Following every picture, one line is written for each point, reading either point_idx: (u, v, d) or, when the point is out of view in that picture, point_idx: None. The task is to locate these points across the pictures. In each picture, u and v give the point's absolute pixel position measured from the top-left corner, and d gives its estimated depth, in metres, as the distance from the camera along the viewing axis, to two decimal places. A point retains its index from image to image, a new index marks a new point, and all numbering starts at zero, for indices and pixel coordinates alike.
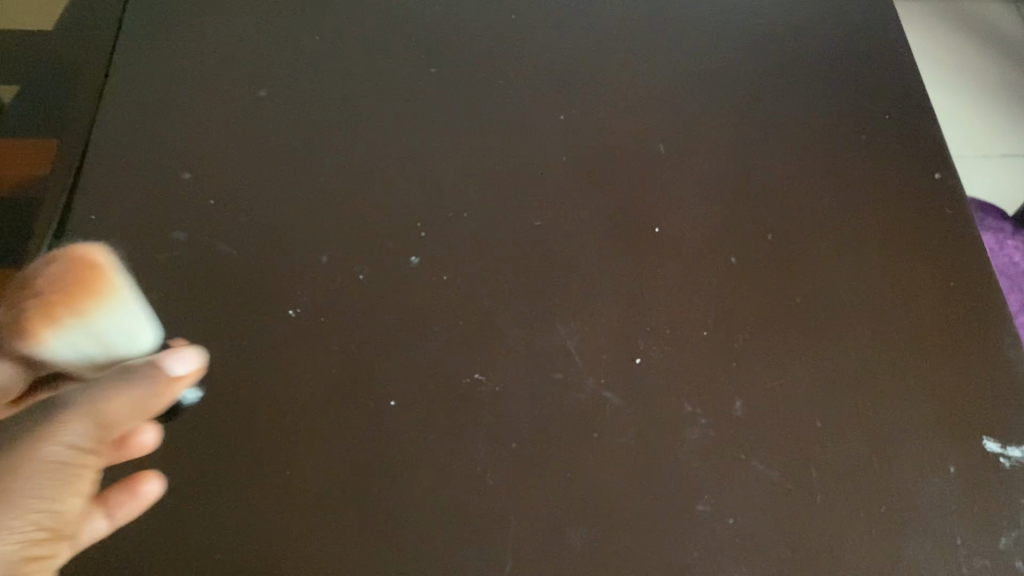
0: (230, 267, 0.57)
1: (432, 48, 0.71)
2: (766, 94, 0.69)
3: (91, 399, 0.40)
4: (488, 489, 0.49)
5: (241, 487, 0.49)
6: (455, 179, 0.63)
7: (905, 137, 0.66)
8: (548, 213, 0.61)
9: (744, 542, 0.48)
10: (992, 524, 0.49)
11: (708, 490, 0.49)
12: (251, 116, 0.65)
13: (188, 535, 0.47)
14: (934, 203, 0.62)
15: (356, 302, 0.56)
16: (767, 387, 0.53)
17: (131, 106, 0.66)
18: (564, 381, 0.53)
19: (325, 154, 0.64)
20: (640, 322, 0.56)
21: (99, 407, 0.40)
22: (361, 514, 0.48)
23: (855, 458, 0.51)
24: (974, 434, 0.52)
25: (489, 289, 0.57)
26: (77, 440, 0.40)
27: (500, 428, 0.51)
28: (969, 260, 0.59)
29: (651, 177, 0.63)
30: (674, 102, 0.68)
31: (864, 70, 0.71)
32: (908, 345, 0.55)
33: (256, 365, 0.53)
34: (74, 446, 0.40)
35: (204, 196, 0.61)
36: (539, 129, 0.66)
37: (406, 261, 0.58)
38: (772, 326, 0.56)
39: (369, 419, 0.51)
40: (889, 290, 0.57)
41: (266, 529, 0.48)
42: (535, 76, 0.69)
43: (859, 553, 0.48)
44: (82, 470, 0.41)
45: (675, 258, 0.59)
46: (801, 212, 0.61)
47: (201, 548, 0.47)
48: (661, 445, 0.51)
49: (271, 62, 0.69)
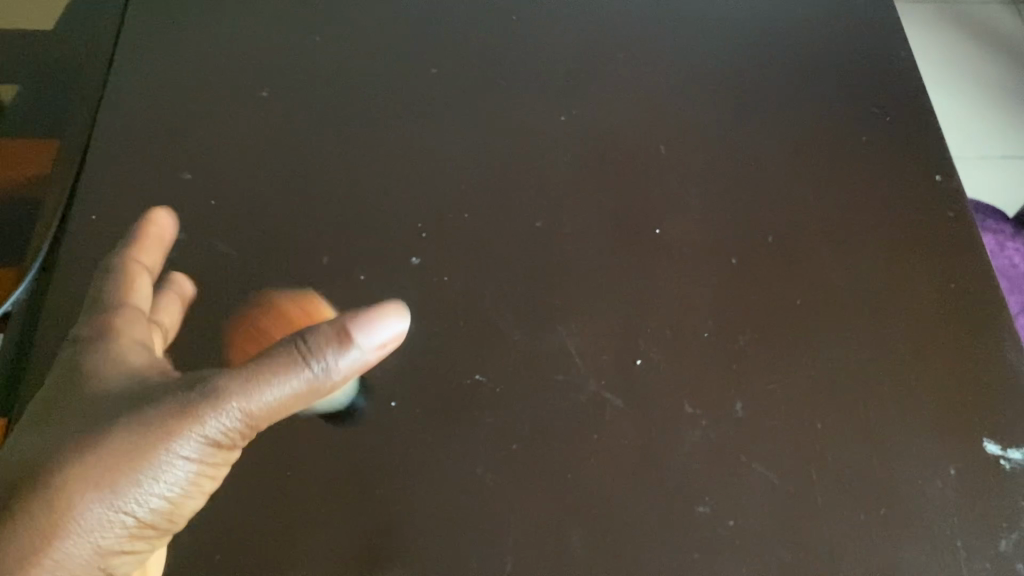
0: (231, 267, 0.57)
1: (434, 48, 0.71)
2: (768, 95, 0.69)
3: (244, 396, 0.40)
4: (488, 491, 0.49)
5: (243, 491, 0.49)
6: (456, 180, 0.63)
7: (906, 138, 0.66)
8: (550, 214, 0.61)
9: (744, 545, 0.48)
10: (993, 527, 0.49)
11: (708, 492, 0.49)
12: (253, 117, 0.65)
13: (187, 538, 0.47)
14: (935, 205, 0.62)
15: (357, 303, 0.56)
16: (768, 389, 0.53)
17: (132, 107, 0.66)
18: (565, 382, 0.53)
19: (327, 154, 0.64)
20: (641, 323, 0.56)
21: (246, 407, 0.40)
22: (361, 516, 0.48)
23: (855, 460, 0.51)
24: (975, 436, 0.52)
25: (490, 290, 0.57)
26: (220, 436, 0.41)
27: (501, 429, 0.51)
28: (970, 262, 0.59)
29: (653, 177, 0.63)
30: (675, 103, 0.68)
31: (865, 71, 0.71)
32: (909, 347, 0.55)
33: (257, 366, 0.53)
34: (213, 440, 0.41)
35: (206, 197, 0.61)
36: (541, 130, 0.66)
37: (407, 262, 0.58)
38: (773, 328, 0.56)
39: (370, 420, 0.51)
40: (890, 292, 0.57)
41: (268, 532, 0.48)
42: (536, 77, 0.69)
43: (859, 555, 0.48)
44: (217, 456, 0.42)
45: (677, 259, 0.59)
46: (803, 213, 0.61)
47: (200, 551, 0.47)
48: (661, 446, 0.51)
49: (273, 62, 0.69)
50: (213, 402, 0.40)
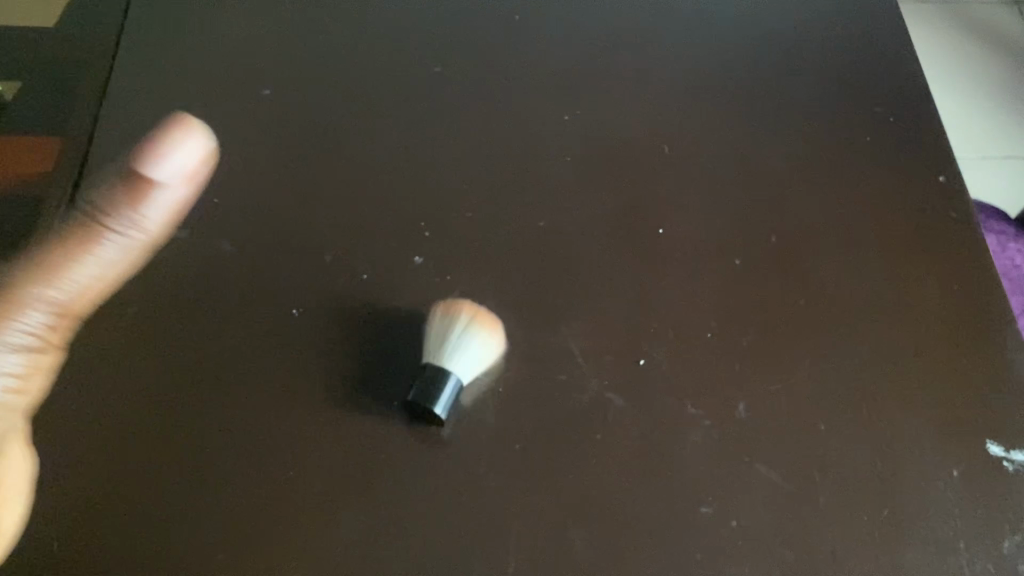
0: (235, 266, 0.57)
1: (437, 47, 0.71)
2: (771, 95, 0.69)
3: (41, 283, 0.33)
4: (491, 491, 0.49)
5: (246, 488, 0.48)
6: (458, 179, 0.63)
7: (909, 139, 0.66)
8: (552, 214, 0.61)
9: (748, 545, 0.47)
10: (996, 529, 0.49)
11: (711, 493, 0.49)
12: (257, 115, 0.65)
13: (184, 531, 0.47)
14: (937, 207, 0.62)
15: (360, 303, 0.56)
16: (772, 390, 0.53)
17: (134, 105, 0.66)
18: (567, 382, 0.53)
19: (329, 153, 0.63)
20: (644, 325, 0.56)
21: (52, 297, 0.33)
22: (364, 515, 0.48)
23: (859, 461, 0.50)
24: (978, 438, 0.52)
25: (493, 289, 0.57)
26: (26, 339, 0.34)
27: (504, 429, 0.51)
28: (972, 264, 0.59)
29: (656, 177, 0.63)
30: (678, 102, 0.68)
31: (867, 73, 0.71)
32: (911, 348, 0.55)
33: (260, 365, 0.53)
34: (18, 342, 0.34)
35: (208, 194, 0.61)
36: (544, 129, 0.66)
37: (410, 261, 0.58)
38: (776, 328, 0.56)
39: (373, 419, 0.51)
40: (893, 293, 0.57)
41: (272, 529, 0.47)
42: (540, 76, 0.69)
43: (864, 556, 0.47)
44: (32, 361, 0.34)
45: (680, 259, 0.59)
46: (806, 213, 0.61)
47: (197, 544, 0.46)
48: (665, 447, 0.51)
49: (276, 61, 0.69)
50: (12, 293, 0.33)
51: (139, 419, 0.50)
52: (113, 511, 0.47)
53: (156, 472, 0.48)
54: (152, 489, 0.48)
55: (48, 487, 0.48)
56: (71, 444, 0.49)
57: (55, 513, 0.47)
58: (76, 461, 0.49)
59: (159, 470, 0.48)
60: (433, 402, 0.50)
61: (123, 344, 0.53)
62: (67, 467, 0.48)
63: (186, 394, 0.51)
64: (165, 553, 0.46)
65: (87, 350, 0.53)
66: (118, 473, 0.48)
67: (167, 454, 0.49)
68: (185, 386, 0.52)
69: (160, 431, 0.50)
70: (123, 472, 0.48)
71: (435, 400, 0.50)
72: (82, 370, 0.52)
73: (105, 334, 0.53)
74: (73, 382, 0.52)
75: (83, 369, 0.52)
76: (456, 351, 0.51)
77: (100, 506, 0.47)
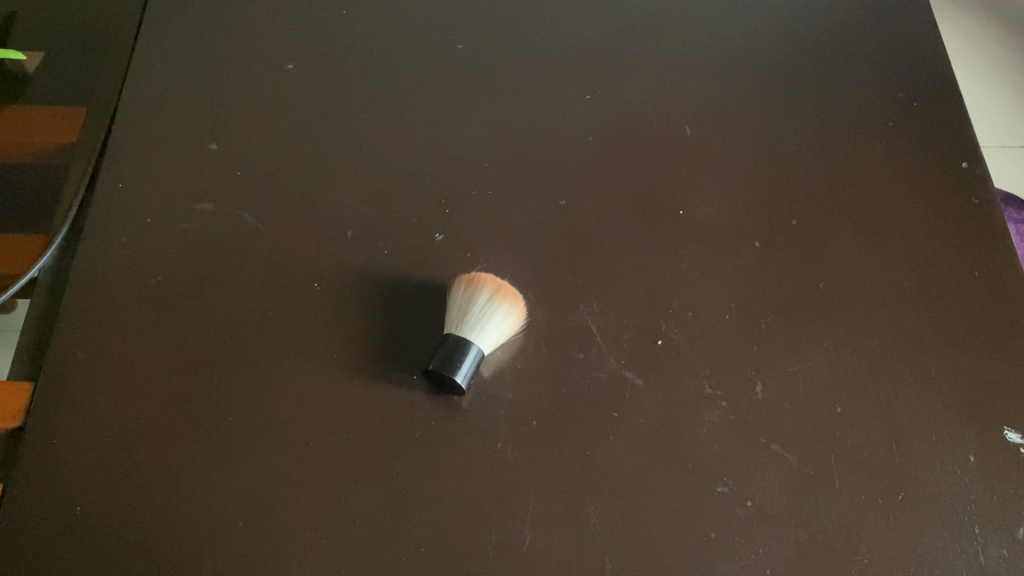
0: (254, 239, 0.57)
1: (460, 26, 0.71)
2: (794, 77, 0.69)
3: None
4: (507, 466, 0.49)
5: (265, 458, 0.48)
6: (479, 157, 0.63)
7: (933, 123, 0.66)
8: (574, 192, 0.61)
9: (763, 525, 0.47)
10: (1011, 515, 0.48)
11: (728, 474, 0.49)
12: (279, 90, 0.66)
13: (195, 513, 0.47)
14: (960, 193, 0.62)
15: (380, 277, 0.56)
16: (789, 372, 0.53)
17: (160, 79, 0.66)
18: (586, 359, 0.53)
19: (351, 129, 0.64)
20: (663, 306, 0.56)
21: None
22: (382, 486, 0.48)
23: (876, 445, 0.50)
24: (998, 424, 0.51)
25: (513, 266, 0.57)
26: None
27: (523, 407, 0.51)
28: (995, 250, 0.59)
29: (675, 157, 0.63)
30: (699, 83, 0.68)
31: (894, 57, 0.70)
32: (931, 334, 0.55)
33: (280, 338, 0.53)
34: None
35: (229, 169, 0.61)
36: (566, 109, 0.66)
37: (431, 237, 0.58)
38: (797, 311, 0.55)
39: (391, 393, 0.51)
40: (913, 279, 0.57)
41: (288, 499, 0.47)
42: (562, 55, 0.69)
43: (879, 540, 0.47)
44: None
45: (700, 240, 0.59)
46: (828, 196, 0.61)
47: (207, 529, 0.46)
48: (683, 427, 0.51)
49: (299, 37, 0.69)
50: None
51: (155, 398, 0.50)
52: (124, 494, 0.47)
53: (171, 446, 0.49)
54: (173, 456, 0.48)
55: (69, 452, 0.48)
56: (93, 410, 0.50)
57: (76, 477, 0.48)
58: (92, 434, 0.49)
59: (172, 446, 0.49)
60: (455, 370, 0.49)
61: (142, 320, 0.53)
62: (88, 433, 0.49)
63: (206, 364, 0.52)
64: (181, 524, 0.46)
65: (110, 318, 0.53)
66: (132, 456, 0.48)
67: (183, 436, 0.49)
68: (204, 356, 0.52)
69: (175, 412, 0.50)
70: (137, 455, 0.48)
71: (457, 369, 0.50)
72: (105, 337, 0.53)
73: (128, 302, 0.54)
74: (94, 351, 0.52)
75: (105, 338, 0.53)
76: (479, 322, 0.51)
77: (119, 472, 0.48)
